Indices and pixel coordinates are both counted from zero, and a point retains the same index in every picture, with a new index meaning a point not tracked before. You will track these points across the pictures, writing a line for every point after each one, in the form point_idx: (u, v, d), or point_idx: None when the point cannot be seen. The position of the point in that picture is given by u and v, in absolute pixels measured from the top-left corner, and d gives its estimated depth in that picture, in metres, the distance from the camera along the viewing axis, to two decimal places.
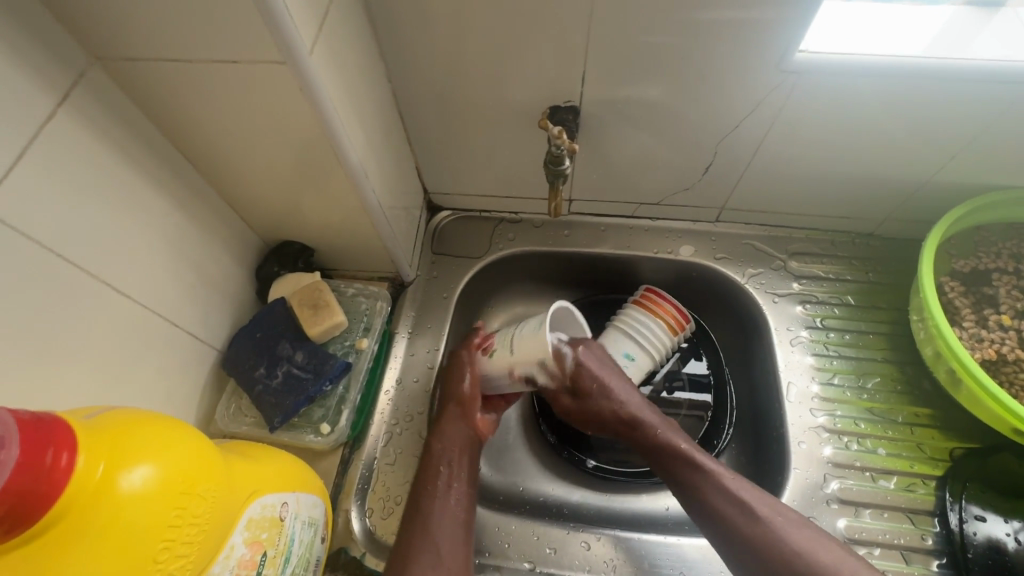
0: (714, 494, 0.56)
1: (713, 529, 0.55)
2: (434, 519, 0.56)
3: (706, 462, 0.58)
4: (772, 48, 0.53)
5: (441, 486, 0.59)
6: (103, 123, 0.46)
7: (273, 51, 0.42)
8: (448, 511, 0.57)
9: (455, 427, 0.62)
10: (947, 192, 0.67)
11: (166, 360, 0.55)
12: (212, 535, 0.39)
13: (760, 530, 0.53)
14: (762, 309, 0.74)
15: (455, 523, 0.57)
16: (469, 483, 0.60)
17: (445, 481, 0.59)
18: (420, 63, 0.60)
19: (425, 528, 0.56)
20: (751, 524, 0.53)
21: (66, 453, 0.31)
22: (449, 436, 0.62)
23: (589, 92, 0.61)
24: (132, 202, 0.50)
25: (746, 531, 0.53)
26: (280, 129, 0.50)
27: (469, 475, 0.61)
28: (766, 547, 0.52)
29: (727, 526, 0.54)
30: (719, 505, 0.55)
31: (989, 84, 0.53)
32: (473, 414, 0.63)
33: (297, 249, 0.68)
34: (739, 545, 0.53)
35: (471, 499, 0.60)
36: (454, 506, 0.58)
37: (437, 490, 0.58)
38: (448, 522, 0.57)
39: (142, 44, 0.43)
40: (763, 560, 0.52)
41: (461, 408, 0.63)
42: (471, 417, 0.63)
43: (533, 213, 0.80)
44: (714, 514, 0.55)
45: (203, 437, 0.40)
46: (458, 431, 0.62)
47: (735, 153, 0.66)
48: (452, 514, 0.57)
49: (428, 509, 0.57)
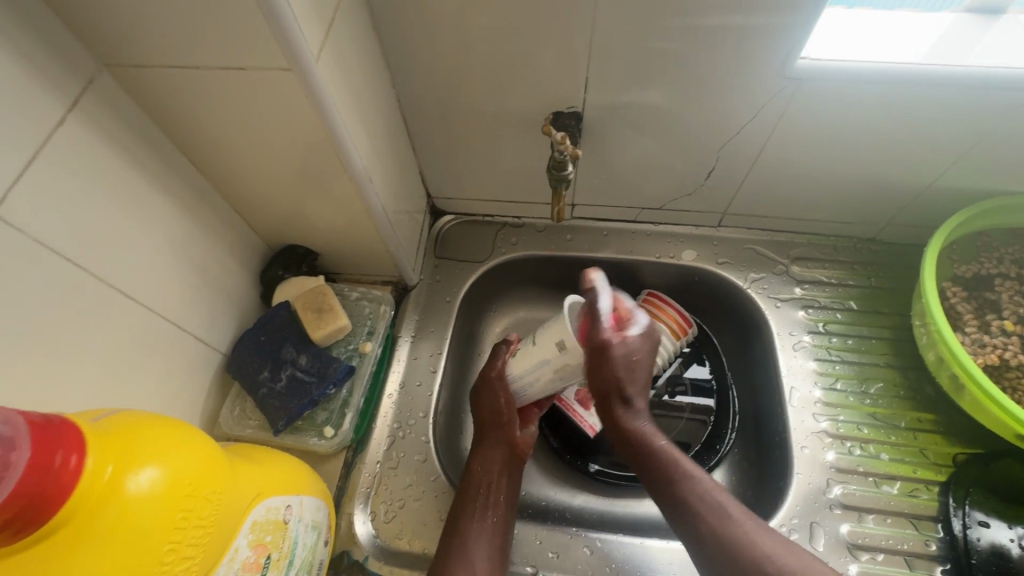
0: (688, 492, 0.54)
1: (682, 528, 0.53)
2: (472, 541, 0.56)
3: (683, 459, 0.56)
4: (773, 54, 0.54)
5: (480, 508, 0.59)
6: (111, 128, 0.47)
7: (280, 58, 0.43)
8: (484, 532, 0.58)
9: (495, 447, 0.63)
10: (948, 198, 0.67)
11: (171, 363, 0.55)
12: (217, 537, 0.39)
13: (735, 531, 0.51)
14: (764, 314, 0.75)
15: (491, 545, 0.57)
16: (506, 503, 0.61)
17: (482, 502, 0.59)
18: (424, 69, 0.60)
19: (463, 549, 0.56)
20: (725, 525, 0.51)
21: (74, 455, 0.31)
22: (489, 456, 0.62)
23: (592, 98, 0.61)
24: (140, 207, 0.50)
25: (718, 533, 0.51)
26: (286, 134, 0.51)
27: (507, 496, 0.61)
28: (736, 550, 0.50)
29: (699, 526, 0.52)
30: (694, 503, 0.53)
31: (990, 90, 0.53)
32: (513, 434, 0.64)
33: (301, 253, 0.68)
34: (708, 545, 0.51)
35: (508, 519, 0.60)
36: (490, 528, 0.58)
37: (475, 511, 0.59)
38: (484, 544, 0.57)
39: (150, 51, 0.43)
40: (732, 562, 0.50)
41: (501, 428, 0.64)
42: (512, 436, 0.63)
43: (535, 217, 0.81)
44: (686, 513, 0.53)
45: (208, 440, 0.40)
46: (500, 452, 0.63)
47: (736, 158, 0.66)
48: (489, 536, 0.58)
49: (466, 530, 0.57)
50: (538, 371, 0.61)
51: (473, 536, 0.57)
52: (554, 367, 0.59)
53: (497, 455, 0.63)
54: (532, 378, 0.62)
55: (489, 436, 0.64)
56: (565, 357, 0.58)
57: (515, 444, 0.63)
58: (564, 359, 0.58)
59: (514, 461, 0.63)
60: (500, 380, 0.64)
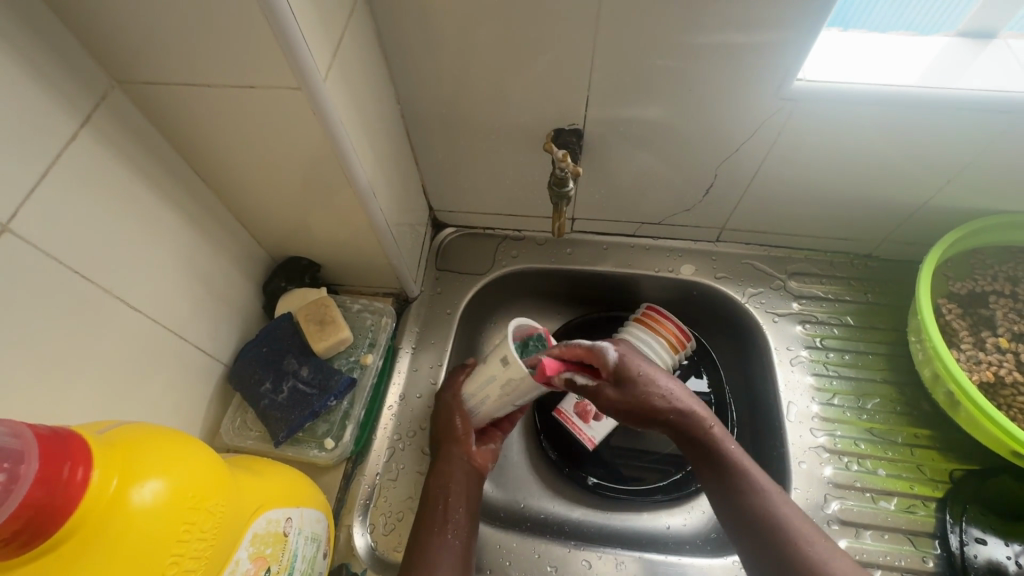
0: (758, 504, 0.52)
1: (749, 541, 0.51)
2: (433, 559, 0.55)
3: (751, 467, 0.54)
4: (770, 76, 0.55)
5: (439, 524, 0.58)
6: (122, 142, 0.47)
7: (288, 77, 0.44)
8: (445, 549, 0.56)
9: (451, 463, 0.62)
10: (944, 216, 0.68)
11: (175, 374, 0.56)
12: (218, 550, 0.39)
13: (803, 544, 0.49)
14: (762, 328, 0.75)
15: (454, 562, 0.56)
16: (468, 516, 0.60)
17: (442, 518, 0.58)
18: (429, 85, 0.61)
19: (424, 567, 0.54)
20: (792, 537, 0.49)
21: (81, 467, 0.32)
22: (446, 473, 0.62)
23: (593, 115, 0.62)
24: (147, 220, 0.51)
25: (787, 548, 0.49)
26: (292, 150, 0.51)
27: (468, 510, 0.60)
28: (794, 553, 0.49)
29: (768, 539, 0.50)
30: (767, 516, 0.51)
31: (982, 113, 0.54)
32: (468, 449, 0.63)
33: (304, 265, 0.69)
34: (777, 559, 0.49)
35: (470, 534, 0.59)
36: (451, 545, 0.57)
37: (434, 528, 0.57)
38: (447, 560, 0.55)
39: (163, 69, 0.45)
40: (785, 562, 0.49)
41: (455, 445, 0.63)
42: (467, 450, 0.63)
43: (536, 231, 0.82)
44: (755, 524, 0.51)
45: (211, 452, 0.41)
46: (456, 467, 0.62)
47: (735, 175, 0.67)
48: (451, 553, 0.56)
49: (426, 547, 0.56)
50: (487, 389, 0.61)
51: (434, 553, 0.56)
52: (499, 383, 0.59)
53: (453, 471, 0.62)
54: (483, 396, 0.62)
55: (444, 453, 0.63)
56: (507, 372, 0.57)
57: (470, 459, 0.63)
58: (507, 373, 0.57)
59: (472, 476, 0.62)
60: (455, 398, 0.65)
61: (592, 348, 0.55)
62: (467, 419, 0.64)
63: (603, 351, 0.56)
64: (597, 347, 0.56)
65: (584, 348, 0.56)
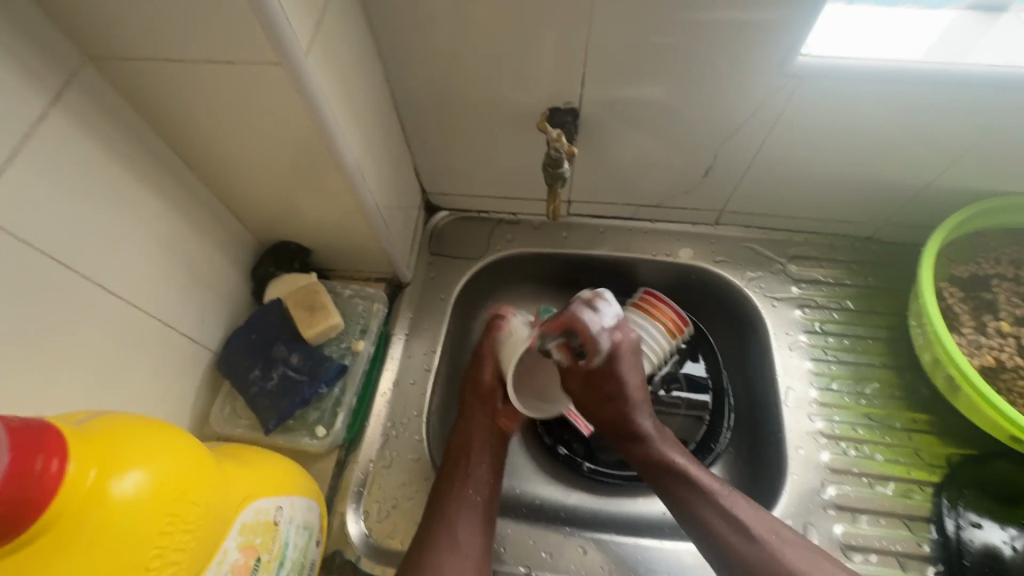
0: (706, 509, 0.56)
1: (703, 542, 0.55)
2: (453, 516, 0.58)
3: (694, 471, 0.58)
4: (773, 51, 0.53)
5: (457, 480, 0.60)
6: (95, 121, 0.45)
7: (268, 52, 0.42)
8: (465, 508, 0.58)
9: (476, 420, 0.64)
10: (948, 197, 0.66)
11: (159, 362, 0.54)
12: (206, 540, 0.38)
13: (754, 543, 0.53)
14: (760, 313, 0.74)
15: (474, 520, 0.58)
16: (493, 470, 0.62)
17: (461, 475, 0.60)
18: (419, 62, 0.59)
19: (445, 524, 0.57)
20: (746, 538, 0.53)
21: (56, 459, 0.31)
22: (468, 430, 0.63)
23: (588, 94, 0.60)
24: (125, 204, 0.49)
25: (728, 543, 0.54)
26: (277, 130, 0.50)
27: (492, 468, 0.62)
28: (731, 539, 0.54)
29: (721, 540, 0.54)
30: (719, 523, 0.55)
31: (990, 89, 0.53)
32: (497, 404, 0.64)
33: (293, 249, 0.67)
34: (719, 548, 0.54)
35: (492, 494, 0.61)
36: (471, 501, 0.59)
37: (453, 485, 0.60)
38: (466, 514, 0.58)
39: (135, 43, 0.42)
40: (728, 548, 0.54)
41: (481, 399, 0.64)
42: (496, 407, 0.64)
43: (532, 214, 0.80)
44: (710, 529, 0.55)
45: (195, 441, 0.40)
46: (480, 425, 0.63)
47: (735, 156, 0.65)
48: (472, 508, 0.59)
49: (444, 504, 0.58)
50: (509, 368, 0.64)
51: (456, 508, 0.58)
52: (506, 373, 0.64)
53: (477, 429, 0.63)
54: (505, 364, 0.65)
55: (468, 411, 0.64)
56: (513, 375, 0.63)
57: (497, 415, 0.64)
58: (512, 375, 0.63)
59: (494, 434, 0.63)
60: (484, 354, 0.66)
61: (593, 336, 0.60)
62: (495, 372, 0.65)
63: (601, 348, 0.60)
64: (599, 341, 0.60)
65: (585, 333, 0.60)
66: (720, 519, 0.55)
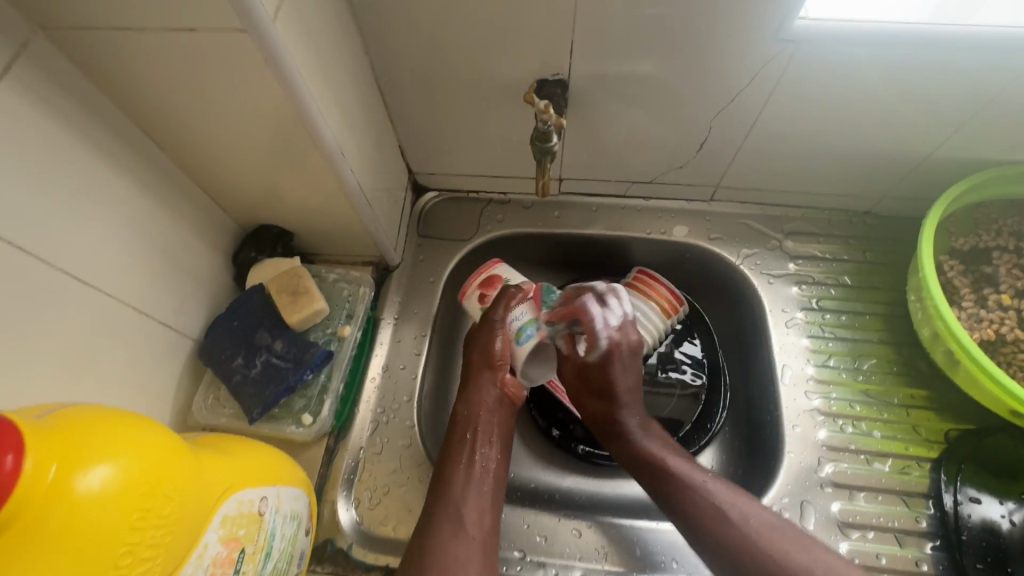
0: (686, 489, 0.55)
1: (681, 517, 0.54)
2: (460, 494, 0.56)
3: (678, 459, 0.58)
4: (770, 15, 0.50)
5: (467, 454, 0.59)
6: (50, 97, 0.43)
7: (231, 17, 0.39)
8: (473, 482, 0.57)
9: (482, 399, 0.62)
10: (948, 168, 0.65)
11: (137, 351, 0.52)
12: (183, 533, 0.37)
13: (731, 529, 0.51)
14: (757, 291, 0.73)
15: (479, 498, 0.56)
16: (501, 446, 0.61)
17: (469, 451, 0.59)
18: (399, 33, 0.56)
19: (452, 502, 0.55)
20: (723, 523, 0.52)
21: (12, 455, 0.29)
22: (473, 411, 0.61)
23: (577, 66, 0.58)
24: (89, 185, 0.47)
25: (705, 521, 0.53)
26: (248, 105, 0.47)
27: (498, 449, 0.61)
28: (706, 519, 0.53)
29: (700, 522, 0.53)
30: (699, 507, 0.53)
31: (996, 52, 0.50)
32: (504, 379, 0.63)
33: (275, 233, 0.65)
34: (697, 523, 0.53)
35: (499, 472, 0.59)
36: (478, 477, 0.57)
37: (462, 461, 0.58)
38: (471, 492, 0.56)
39: (87, 10, 0.39)
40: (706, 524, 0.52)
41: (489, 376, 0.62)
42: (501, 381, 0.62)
43: (522, 193, 0.78)
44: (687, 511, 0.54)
45: (169, 432, 0.38)
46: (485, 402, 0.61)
47: (731, 129, 0.63)
48: (479, 485, 0.57)
49: (450, 480, 0.57)
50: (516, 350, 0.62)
51: (461, 484, 0.56)
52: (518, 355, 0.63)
53: (482, 408, 0.61)
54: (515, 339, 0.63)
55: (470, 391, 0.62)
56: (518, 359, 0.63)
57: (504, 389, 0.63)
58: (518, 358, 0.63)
59: (500, 413, 0.62)
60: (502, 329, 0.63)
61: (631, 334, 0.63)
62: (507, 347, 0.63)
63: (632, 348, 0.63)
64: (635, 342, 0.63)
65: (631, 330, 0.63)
66: (701, 503, 0.54)
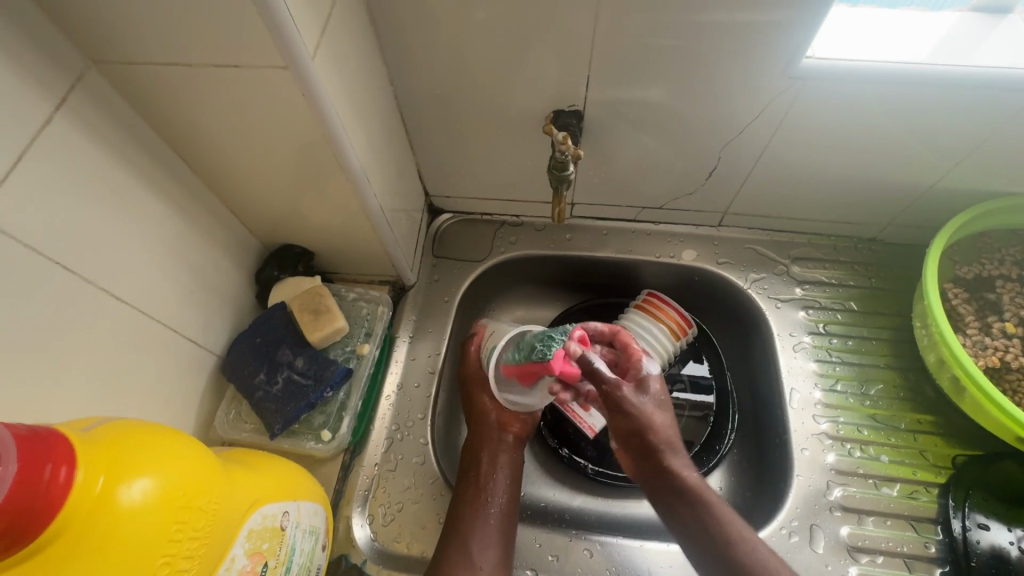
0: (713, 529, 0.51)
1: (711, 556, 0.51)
2: (467, 530, 0.57)
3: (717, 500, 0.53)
4: (778, 54, 0.53)
5: (473, 493, 0.60)
6: (99, 125, 0.45)
7: (275, 56, 0.41)
8: (481, 519, 0.58)
9: (484, 436, 0.63)
10: (951, 198, 0.66)
11: (165, 366, 0.54)
12: (213, 545, 0.38)
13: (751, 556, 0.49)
14: (765, 314, 0.74)
15: (488, 536, 0.57)
16: (509, 479, 0.61)
17: (476, 487, 0.60)
18: (423, 65, 0.59)
19: (460, 538, 0.57)
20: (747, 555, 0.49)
21: (64, 467, 0.31)
22: (477, 447, 0.63)
23: (592, 97, 0.60)
24: (129, 207, 0.49)
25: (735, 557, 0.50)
26: (283, 135, 0.50)
27: (503, 483, 0.61)
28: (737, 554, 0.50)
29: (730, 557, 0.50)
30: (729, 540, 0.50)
31: (995, 91, 0.53)
32: (503, 417, 0.64)
33: (297, 253, 0.67)
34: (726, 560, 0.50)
35: (507, 507, 0.60)
36: (485, 514, 0.58)
37: (467, 498, 0.59)
38: (479, 530, 0.57)
39: (139, 47, 0.42)
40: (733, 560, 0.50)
41: (481, 418, 0.64)
42: (501, 418, 0.64)
43: (534, 216, 0.80)
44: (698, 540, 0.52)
45: (202, 447, 0.39)
46: (489, 441, 0.63)
47: (739, 159, 0.66)
48: (486, 522, 0.58)
49: (460, 519, 0.58)
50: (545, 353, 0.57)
51: (467, 522, 0.58)
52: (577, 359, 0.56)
53: (484, 445, 0.62)
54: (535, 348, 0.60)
55: (474, 430, 0.64)
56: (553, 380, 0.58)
57: (504, 426, 0.64)
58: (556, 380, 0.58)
59: (504, 447, 0.63)
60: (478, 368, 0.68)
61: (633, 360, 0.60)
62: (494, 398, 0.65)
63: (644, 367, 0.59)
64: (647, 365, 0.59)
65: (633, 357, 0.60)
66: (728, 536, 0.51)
